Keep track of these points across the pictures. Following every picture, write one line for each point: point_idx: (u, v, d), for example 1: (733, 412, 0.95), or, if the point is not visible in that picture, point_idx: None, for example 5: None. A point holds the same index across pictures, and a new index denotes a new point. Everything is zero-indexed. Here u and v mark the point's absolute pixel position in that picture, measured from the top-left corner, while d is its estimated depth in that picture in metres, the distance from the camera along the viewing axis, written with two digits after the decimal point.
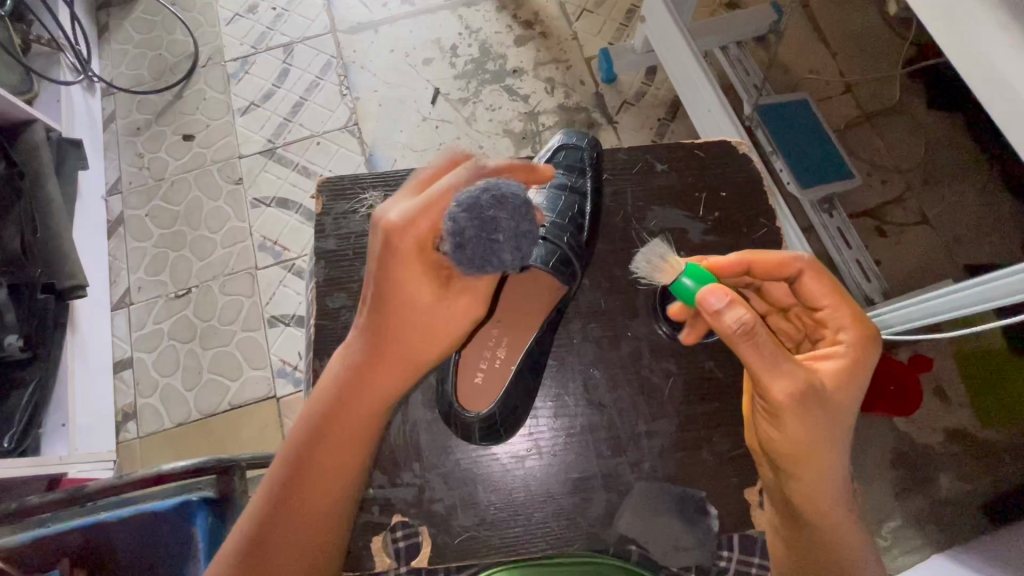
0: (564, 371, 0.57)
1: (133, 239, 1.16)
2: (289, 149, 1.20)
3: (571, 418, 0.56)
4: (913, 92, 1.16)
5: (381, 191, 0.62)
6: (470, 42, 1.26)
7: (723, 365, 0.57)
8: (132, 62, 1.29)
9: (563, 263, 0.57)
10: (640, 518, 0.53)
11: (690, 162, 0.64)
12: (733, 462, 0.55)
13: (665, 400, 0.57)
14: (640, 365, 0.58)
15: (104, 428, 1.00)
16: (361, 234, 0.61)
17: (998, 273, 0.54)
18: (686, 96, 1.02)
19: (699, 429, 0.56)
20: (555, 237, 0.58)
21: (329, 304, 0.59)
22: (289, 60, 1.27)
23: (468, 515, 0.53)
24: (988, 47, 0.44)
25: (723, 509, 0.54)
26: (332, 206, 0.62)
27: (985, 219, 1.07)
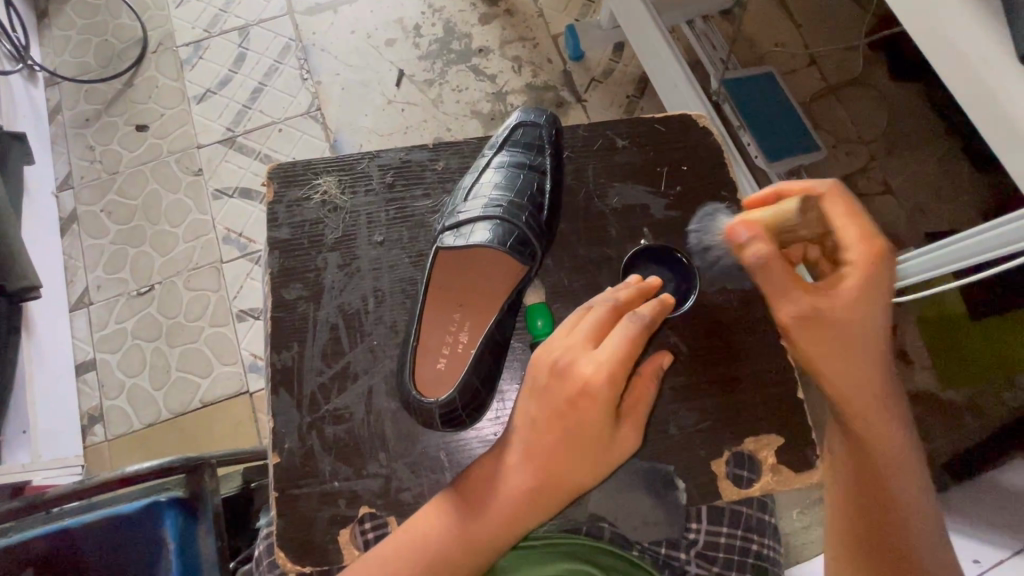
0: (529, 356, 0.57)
1: (88, 236, 1.11)
2: (250, 137, 1.16)
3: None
4: (875, 63, 1.17)
5: (335, 175, 0.60)
6: (434, 22, 1.22)
7: (688, 339, 0.57)
8: (76, 49, 1.22)
9: (521, 242, 0.57)
10: (609, 495, 0.54)
11: (651, 137, 0.63)
12: (700, 435, 0.55)
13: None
14: None
15: (69, 433, 0.97)
16: (315, 221, 0.59)
17: (992, 225, 0.52)
18: (652, 72, 1.01)
19: (668, 405, 0.55)
20: (512, 217, 0.58)
21: (286, 296, 0.57)
22: (245, 44, 1.22)
23: None
24: (944, 14, 0.44)
25: (692, 482, 0.54)
26: (285, 193, 0.60)
27: (945, 187, 1.10)
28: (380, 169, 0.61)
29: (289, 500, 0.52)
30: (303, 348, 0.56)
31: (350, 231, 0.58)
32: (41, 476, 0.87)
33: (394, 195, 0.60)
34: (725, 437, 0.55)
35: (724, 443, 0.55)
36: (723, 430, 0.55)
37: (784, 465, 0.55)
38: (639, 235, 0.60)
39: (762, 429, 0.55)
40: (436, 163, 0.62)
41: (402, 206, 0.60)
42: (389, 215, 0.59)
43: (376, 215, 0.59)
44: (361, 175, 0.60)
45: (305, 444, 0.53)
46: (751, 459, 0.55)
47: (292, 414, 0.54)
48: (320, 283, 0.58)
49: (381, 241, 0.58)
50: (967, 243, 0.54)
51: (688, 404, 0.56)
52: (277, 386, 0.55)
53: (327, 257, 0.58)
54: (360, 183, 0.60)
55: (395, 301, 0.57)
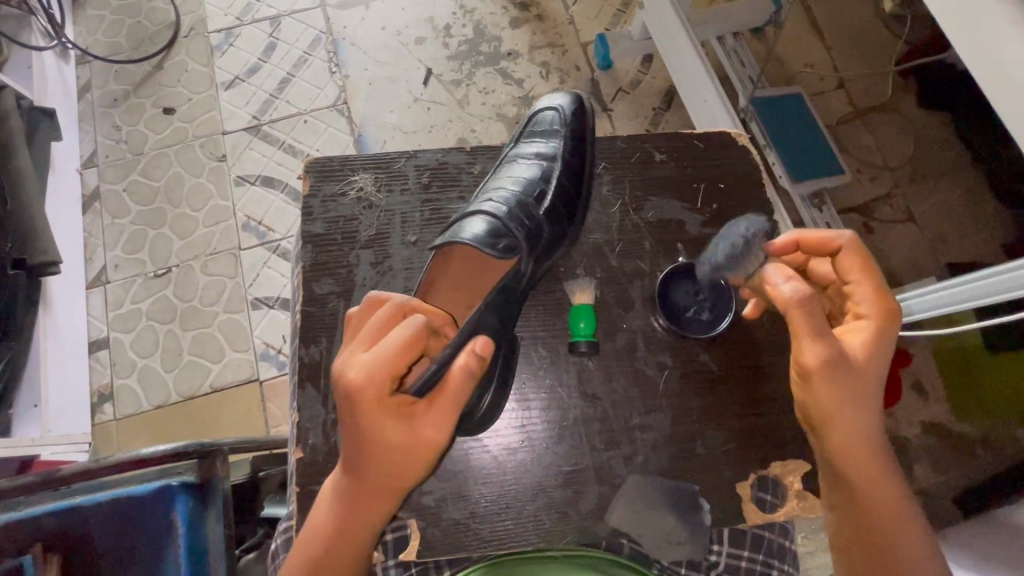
0: (558, 366, 0.57)
1: (109, 215, 1.11)
2: (275, 126, 1.16)
3: (564, 409, 0.56)
4: (904, 91, 1.17)
5: (372, 172, 0.60)
6: (464, 23, 1.23)
7: (718, 358, 0.57)
8: (109, 29, 1.23)
9: (495, 235, 0.53)
10: (634, 512, 0.53)
11: (688, 152, 0.63)
12: (726, 456, 0.55)
13: (660, 394, 0.56)
14: (635, 358, 0.57)
15: (78, 410, 0.97)
16: (350, 218, 0.59)
17: None
18: (682, 85, 1.01)
19: (695, 422, 0.55)
20: (517, 212, 0.56)
21: (316, 290, 0.57)
22: (276, 34, 1.23)
23: (458, 507, 0.53)
24: (988, 27, 0.43)
25: (716, 503, 0.54)
26: (320, 188, 0.60)
27: (968, 219, 1.09)
28: (417, 169, 0.61)
29: (310, 497, 0.52)
30: (332, 345, 0.56)
31: (383, 229, 0.59)
32: (50, 451, 0.87)
33: (430, 196, 0.60)
34: (752, 461, 0.55)
35: (750, 465, 0.55)
36: (748, 452, 0.55)
37: (810, 491, 0.54)
38: (674, 251, 0.60)
39: (789, 454, 0.55)
40: (472, 167, 0.62)
41: (437, 208, 0.60)
42: (423, 217, 0.60)
43: (410, 215, 0.59)
44: (397, 174, 0.61)
45: (330, 440, 0.54)
46: (775, 483, 0.55)
47: (317, 410, 0.54)
48: (351, 279, 0.57)
49: (415, 242, 0.58)
50: (992, 282, 0.54)
51: (715, 423, 0.55)
52: (304, 380, 0.55)
53: (360, 255, 0.58)
54: (395, 183, 0.60)
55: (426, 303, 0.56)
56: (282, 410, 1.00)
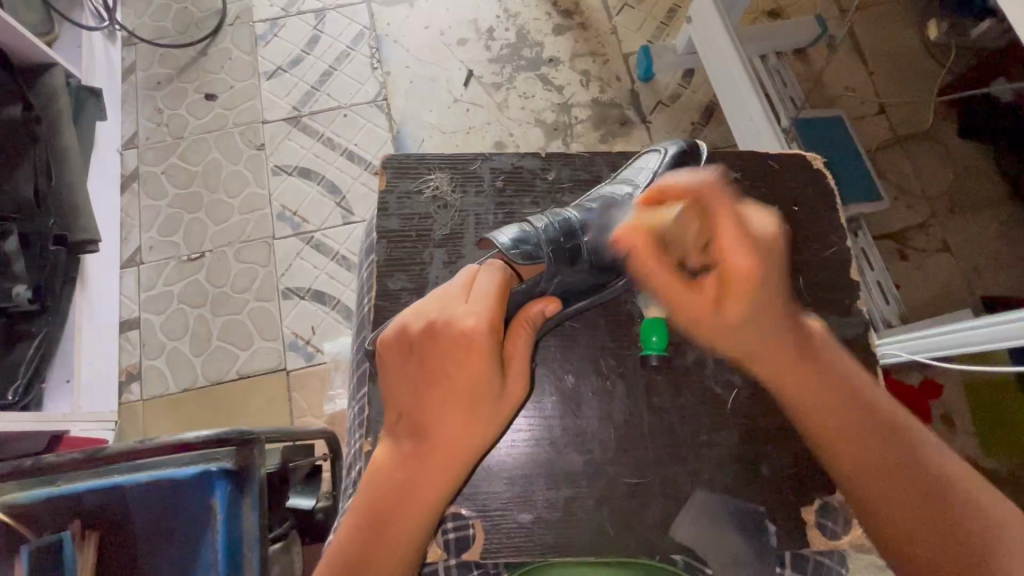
0: (627, 377, 0.59)
1: (147, 197, 1.12)
2: (315, 118, 1.17)
3: (629, 420, 0.57)
4: (945, 120, 1.17)
5: (448, 173, 0.68)
6: (507, 27, 1.23)
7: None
8: (156, 13, 1.25)
9: (531, 255, 0.56)
10: (699, 527, 0.54)
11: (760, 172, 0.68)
12: (792, 480, 0.56)
13: (727, 411, 0.58)
14: (703, 373, 0.59)
15: (107, 388, 0.98)
16: (426, 215, 0.66)
17: None
18: (727, 102, 1.01)
19: (760, 443, 0.57)
20: (547, 224, 0.58)
21: (390, 285, 0.63)
22: (320, 27, 1.24)
23: (523, 512, 0.54)
24: None
25: (782, 527, 0.55)
26: (398, 184, 0.67)
27: (1004, 252, 1.09)
28: (491, 172, 0.68)
29: None
30: None
31: (457, 229, 0.65)
32: (78, 428, 0.89)
33: (503, 200, 0.67)
34: (818, 485, 0.56)
35: (812, 491, 0.56)
36: (811, 478, 0.56)
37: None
38: None
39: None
40: (546, 174, 0.69)
41: (509, 211, 0.67)
42: (496, 218, 0.66)
43: (483, 216, 0.66)
44: (472, 176, 0.68)
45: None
46: (838, 509, 0.56)
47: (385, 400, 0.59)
48: (423, 277, 0.64)
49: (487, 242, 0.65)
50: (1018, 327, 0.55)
51: (779, 445, 0.57)
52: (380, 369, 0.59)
53: (434, 253, 0.64)
54: (470, 184, 0.67)
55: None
56: (307, 400, 1.00)
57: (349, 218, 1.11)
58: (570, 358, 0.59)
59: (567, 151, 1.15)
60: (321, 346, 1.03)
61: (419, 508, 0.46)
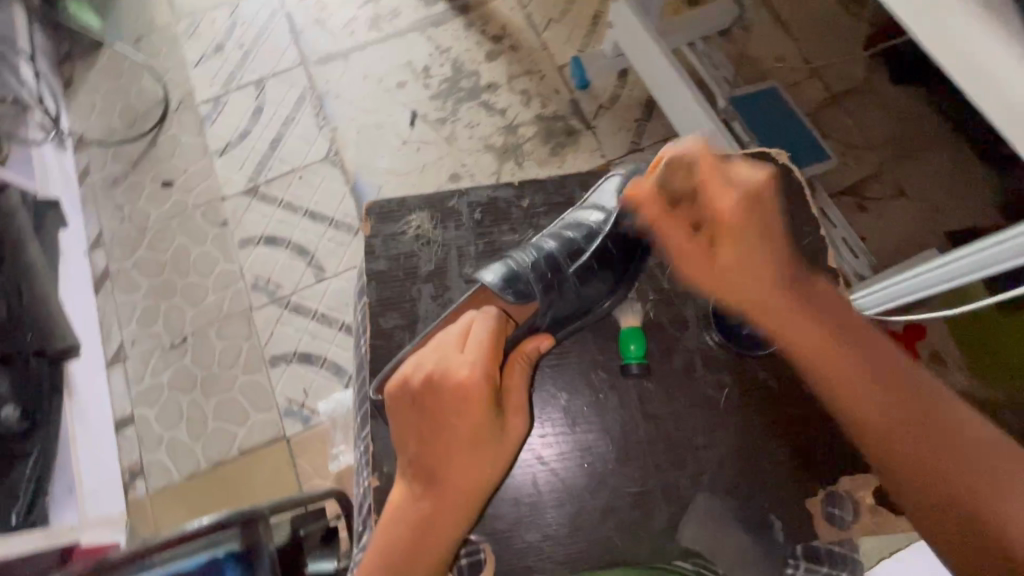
0: (618, 389, 0.62)
1: (121, 293, 1.14)
2: (272, 186, 1.19)
3: (612, 431, 0.60)
4: (876, 71, 1.20)
5: (428, 212, 0.69)
6: (442, 62, 1.27)
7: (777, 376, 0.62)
8: (101, 114, 1.27)
9: (520, 293, 0.59)
10: (688, 524, 0.57)
11: None
12: (776, 461, 0.59)
13: (701, 406, 0.61)
14: (674, 374, 0.62)
15: (112, 490, 0.98)
16: (410, 254, 0.68)
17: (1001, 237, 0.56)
18: (661, 97, 1.04)
19: (739, 429, 0.60)
20: (530, 259, 0.61)
21: (384, 324, 0.64)
22: (262, 97, 1.27)
23: (531, 531, 0.56)
24: (980, 52, 0.43)
25: (765, 504, 0.58)
26: (381, 228, 0.69)
27: (958, 186, 1.11)
28: (469, 206, 0.70)
29: None
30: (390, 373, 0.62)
31: (442, 263, 0.67)
32: (90, 536, 0.89)
33: (482, 230, 0.69)
34: (803, 465, 0.59)
35: (805, 471, 0.59)
36: (810, 469, 0.59)
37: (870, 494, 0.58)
38: None
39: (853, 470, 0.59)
40: (521, 200, 0.71)
41: (490, 240, 0.69)
42: (478, 249, 0.68)
43: (466, 248, 0.68)
44: (451, 212, 0.70)
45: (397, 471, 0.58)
46: (829, 479, 0.59)
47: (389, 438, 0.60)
48: (401, 315, 0.65)
49: (473, 272, 0.67)
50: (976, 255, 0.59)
51: (778, 444, 0.60)
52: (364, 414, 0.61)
53: (422, 288, 0.66)
54: (449, 220, 0.69)
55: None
56: (312, 463, 1.01)
57: (321, 275, 1.12)
58: (542, 381, 0.62)
59: (521, 169, 1.17)
60: (316, 407, 1.04)
61: (439, 553, 0.47)
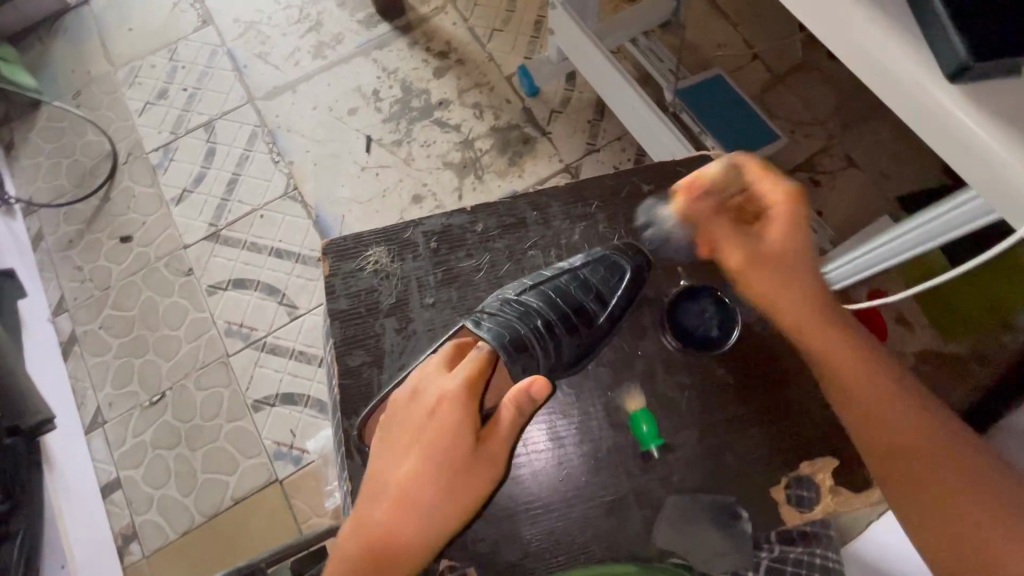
0: (584, 399, 0.63)
1: (91, 355, 1.11)
2: (233, 228, 1.18)
3: (593, 444, 0.61)
4: (814, 47, 1.23)
5: (384, 245, 0.68)
6: (390, 84, 1.26)
7: (737, 374, 0.63)
8: (48, 174, 1.24)
9: (512, 344, 0.59)
10: (673, 526, 0.58)
11: (675, 177, 0.71)
12: (755, 455, 0.61)
13: (678, 407, 0.62)
14: (650, 379, 0.64)
15: (107, 557, 0.97)
16: (370, 289, 0.66)
17: (953, 202, 0.57)
18: (609, 98, 1.06)
19: (718, 424, 0.62)
20: (509, 314, 0.62)
21: (350, 363, 0.64)
22: (213, 139, 1.25)
23: (512, 549, 0.57)
24: (862, 44, 0.43)
25: (747, 494, 0.60)
26: (339, 266, 0.67)
27: (904, 150, 1.15)
28: (425, 235, 0.69)
29: None
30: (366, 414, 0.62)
31: (403, 296, 0.66)
32: None
33: (439, 258, 0.68)
34: (776, 459, 0.60)
35: (779, 464, 0.60)
36: (777, 457, 0.61)
37: (842, 485, 0.59)
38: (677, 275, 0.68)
39: (815, 456, 0.60)
40: (475, 226, 0.69)
41: (448, 267, 0.68)
42: (437, 278, 0.67)
43: (424, 279, 0.67)
44: (407, 243, 0.68)
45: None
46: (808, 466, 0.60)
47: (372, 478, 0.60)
48: (380, 347, 0.65)
49: (433, 302, 0.66)
50: (940, 221, 0.59)
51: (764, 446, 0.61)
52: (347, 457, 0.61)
53: (385, 322, 0.65)
54: (407, 251, 0.68)
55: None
56: (308, 503, 1.00)
57: (294, 312, 1.11)
58: None
59: (481, 182, 1.18)
60: (305, 446, 1.03)
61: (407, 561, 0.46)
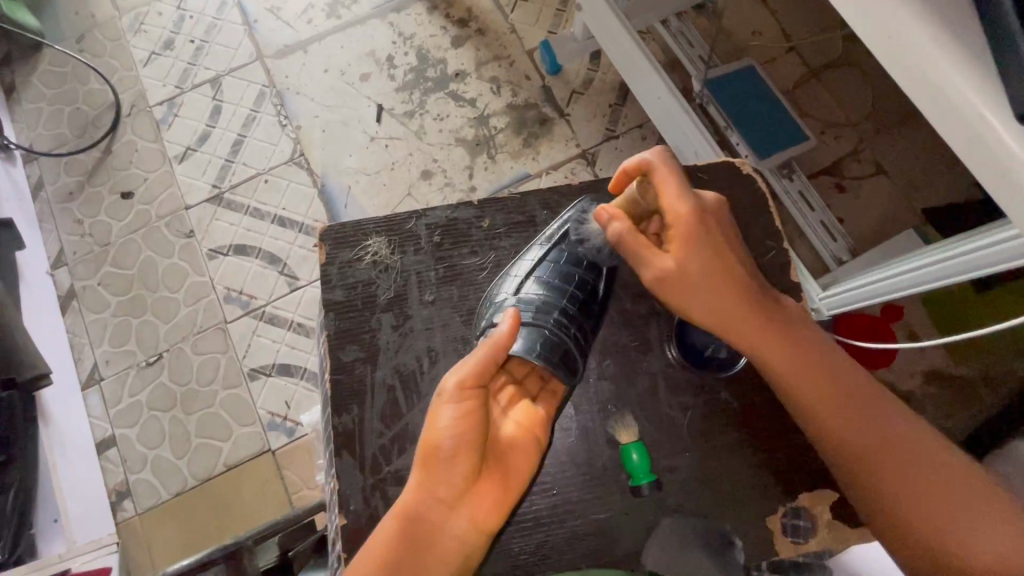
0: (582, 413, 0.61)
1: (89, 311, 1.10)
2: (237, 192, 1.15)
3: (588, 458, 0.60)
4: (854, 42, 1.17)
5: (384, 236, 0.66)
6: (406, 51, 1.21)
7: (739, 396, 0.62)
8: (49, 121, 1.21)
9: (564, 356, 0.57)
10: (665, 548, 0.57)
11: (693, 185, 0.69)
12: (755, 485, 0.59)
13: (678, 427, 0.61)
14: (651, 394, 0.62)
15: (100, 513, 0.98)
16: (368, 282, 0.65)
17: (990, 242, 0.54)
18: (633, 82, 1.01)
19: (718, 448, 0.60)
20: (552, 332, 0.59)
21: (343, 358, 0.62)
22: (219, 96, 1.20)
23: (500, 563, 0.56)
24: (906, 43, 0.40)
25: (740, 521, 0.59)
26: (335, 256, 0.65)
27: (936, 160, 1.10)
28: (428, 228, 0.66)
29: None
30: (361, 412, 0.61)
31: (401, 290, 0.64)
32: (80, 561, 0.90)
33: (442, 254, 0.66)
34: (776, 491, 0.59)
35: (779, 497, 0.59)
36: (778, 489, 0.59)
37: (841, 522, 0.59)
38: None
39: (815, 486, 0.60)
40: (481, 222, 0.67)
41: (451, 265, 0.66)
42: (438, 275, 0.65)
43: (425, 274, 0.65)
44: (409, 235, 0.66)
45: (369, 505, 0.58)
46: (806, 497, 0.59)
47: (359, 475, 0.59)
48: (375, 343, 0.63)
49: (432, 300, 0.64)
50: (987, 256, 0.54)
51: (766, 478, 0.59)
52: (338, 448, 0.60)
53: (381, 317, 0.64)
54: (407, 244, 0.66)
55: (447, 356, 0.63)
56: (300, 475, 1.01)
57: (295, 283, 1.10)
58: None
59: (493, 162, 1.14)
60: (299, 418, 1.03)
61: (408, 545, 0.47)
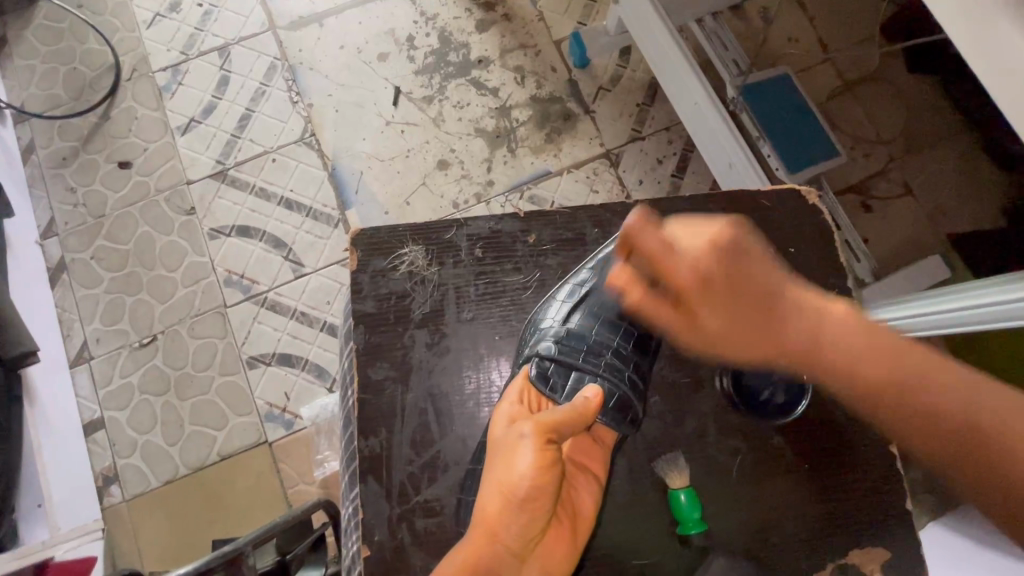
0: (627, 452, 0.62)
1: (81, 286, 1.05)
2: (242, 169, 1.09)
3: (624, 495, 0.61)
4: (893, 57, 1.13)
5: (421, 245, 0.66)
6: (427, 31, 1.15)
7: (790, 442, 0.63)
8: (43, 80, 1.13)
9: (622, 408, 0.59)
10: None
11: (759, 214, 0.70)
12: (802, 534, 0.60)
13: (719, 467, 0.62)
14: (682, 426, 0.63)
15: (85, 498, 0.94)
16: (402, 294, 0.64)
17: None
18: (668, 82, 0.96)
19: (760, 493, 0.61)
20: (610, 385, 0.60)
21: (373, 376, 0.62)
22: (227, 66, 1.14)
23: None
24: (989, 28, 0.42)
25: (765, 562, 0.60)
26: (370, 262, 0.65)
27: (966, 185, 1.07)
28: (469, 240, 0.66)
29: None
30: (389, 434, 0.60)
31: (438, 305, 0.64)
32: (63, 550, 0.85)
33: (483, 268, 0.66)
34: (824, 541, 0.60)
35: (826, 548, 0.60)
36: (827, 540, 0.60)
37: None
38: None
39: (867, 542, 0.60)
40: (527, 237, 0.67)
41: (492, 281, 0.65)
42: (478, 291, 0.65)
43: (464, 289, 0.65)
44: (448, 246, 0.66)
45: (395, 536, 0.58)
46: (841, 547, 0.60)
47: (383, 495, 0.59)
48: (407, 361, 0.63)
49: (471, 317, 0.64)
50: None
51: (817, 529, 0.61)
52: (365, 474, 0.59)
53: (415, 334, 0.63)
54: (446, 255, 0.66)
55: (478, 376, 0.63)
56: (296, 469, 0.98)
57: (300, 270, 1.05)
58: None
59: (514, 157, 1.09)
60: (298, 411, 1.00)
61: None
